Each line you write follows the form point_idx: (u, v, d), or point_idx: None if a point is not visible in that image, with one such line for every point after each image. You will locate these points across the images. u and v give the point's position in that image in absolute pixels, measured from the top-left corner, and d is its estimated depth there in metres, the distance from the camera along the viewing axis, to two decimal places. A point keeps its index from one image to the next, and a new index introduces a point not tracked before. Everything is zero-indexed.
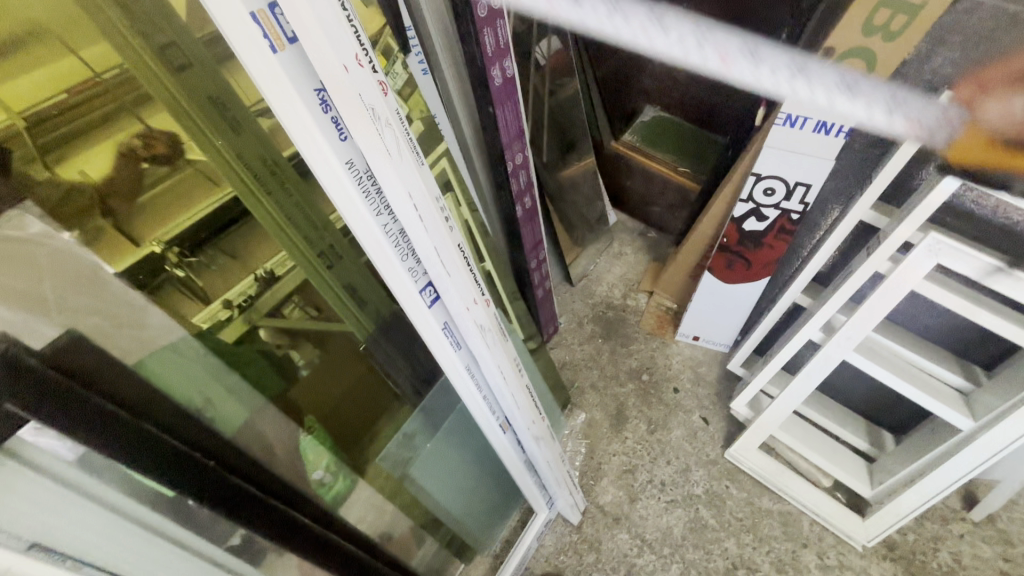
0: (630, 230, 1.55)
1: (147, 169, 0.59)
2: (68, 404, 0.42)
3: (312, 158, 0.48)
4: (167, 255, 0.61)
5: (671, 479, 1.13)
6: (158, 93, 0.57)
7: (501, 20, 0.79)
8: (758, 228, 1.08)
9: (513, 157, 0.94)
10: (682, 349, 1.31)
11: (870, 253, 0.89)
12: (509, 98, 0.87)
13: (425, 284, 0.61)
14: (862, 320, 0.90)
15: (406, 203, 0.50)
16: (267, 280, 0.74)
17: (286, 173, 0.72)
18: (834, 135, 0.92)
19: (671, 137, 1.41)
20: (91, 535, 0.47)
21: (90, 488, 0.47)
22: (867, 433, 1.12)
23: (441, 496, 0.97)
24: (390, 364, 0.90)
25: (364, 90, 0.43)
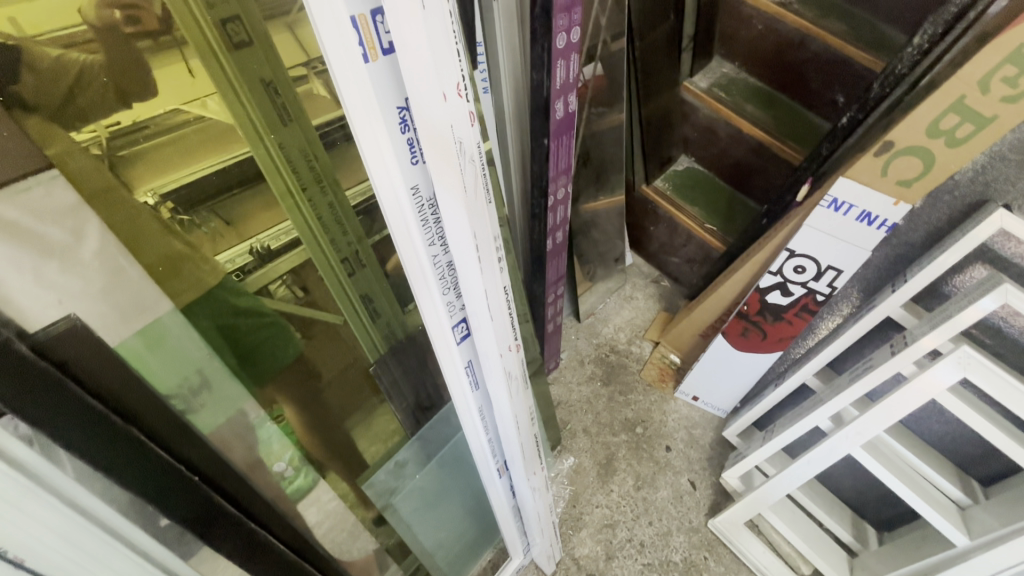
0: (646, 274, 1.65)
1: (157, 116, 0.51)
2: (49, 396, 0.40)
3: (378, 177, 0.46)
4: (157, 210, 0.53)
5: (650, 540, 1.18)
6: (194, 43, 0.52)
7: (575, 56, 0.83)
8: (781, 302, 1.08)
9: (556, 192, 1.00)
10: (680, 408, 1.38)
11: (895, 353, 0.87)
12: (566, 131, 0.93)
13: (459, 321, 0.59)
14: (875, 418, 0.89)
15: (466, 241, 0.47)
16: (264, 257, 0.64)
17: (327, 173, 0.68)
18: (875, 227, 0.89)
19: (698, 193, 1.51)
20: (61, 547, 0.41)
21: (64, 490, 0.41)
22: (852, 524, 1.13)
23: (422, 530, 0.97)
24: (395, 391, 0.85)
25: (456, 121, 0.40)
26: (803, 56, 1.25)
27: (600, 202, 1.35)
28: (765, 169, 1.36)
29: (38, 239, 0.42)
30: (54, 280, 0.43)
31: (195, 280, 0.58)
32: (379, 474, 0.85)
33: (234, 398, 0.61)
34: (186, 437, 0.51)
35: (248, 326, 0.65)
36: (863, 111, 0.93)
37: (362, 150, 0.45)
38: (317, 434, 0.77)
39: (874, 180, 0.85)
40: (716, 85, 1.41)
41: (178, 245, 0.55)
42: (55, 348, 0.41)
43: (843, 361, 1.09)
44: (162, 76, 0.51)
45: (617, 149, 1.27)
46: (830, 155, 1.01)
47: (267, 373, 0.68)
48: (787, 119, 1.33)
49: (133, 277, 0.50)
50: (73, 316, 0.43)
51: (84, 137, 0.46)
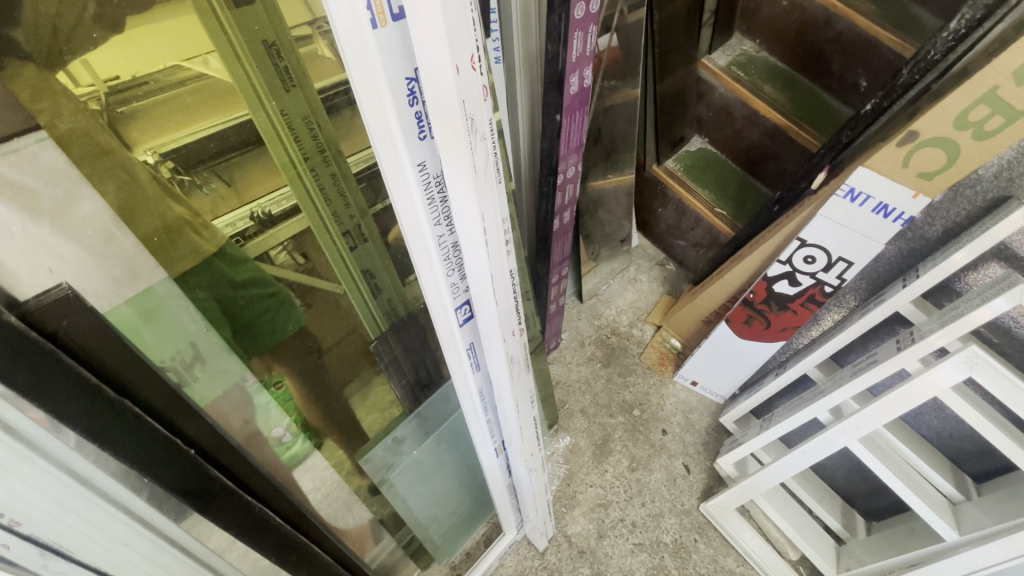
0: (651, 256, 1.64)
1: (156, 73, 0.50)
2: (46, 368, 0.39)
3: (384, 155, 0.44)
4: (156, 168, 0.52)
5: (642, 521, 1.20)
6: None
7: (593, 28, 0.79)
8: (788, 291, 1.06)
9: (566, 170, 0.97)
10: (678, 392, 1.39)
11: (901, 350, 0.86)
12: (579, 106, 0.90)
13: (463, 302, 0.58)
14: (873, 415, 0.89)
15: (475, 223, 0.45)
16: (264, 222, 0.62)
17: (329, 142, 0.65)
18: (891, 220, 0.87)
19: (709, 175, 1.47)
20: (37, 498, 0.42)
21: (39, 442, 0.41)
22: (842, 513, 1.14)
23: (417, 503, 0.98)
24: (395, 369, 0.84)
25: (467, 96, 0.38)
26: (827, 36, 1.20)
27: (608, 180, 1.31)
28: (778, 153, 1.34)
29: (31, 195, 0.41)
30: (45, 240, 0.42)
31: (191, 250, 0.56)
32: (377, 449, 0.86)
33: (234, 370, 0.61)
34: (184, 412, 0.50)
35: (248, 298, 0.62)
36: (888, 98, 0.90)
37: (368, 121, 0.43)
38: (316, 408, 0.77)
39: (894, 171, 0.82)
40: (734, 64, 1.37)
41: (179, 211, 0.54)
42: (45, 318, 0.38)
43: (846, 354, 1.09)
44: (157, 30, 0.48)
45: (629, 126, 1.23)
46: (849, 143, 0.98)
47: (263, 346, 0.66)
48: (806, 101, 1.29)
49: (128, 247, 0.49)
50: (68, 286, 0.39)
51: (82, 91, 0.45)
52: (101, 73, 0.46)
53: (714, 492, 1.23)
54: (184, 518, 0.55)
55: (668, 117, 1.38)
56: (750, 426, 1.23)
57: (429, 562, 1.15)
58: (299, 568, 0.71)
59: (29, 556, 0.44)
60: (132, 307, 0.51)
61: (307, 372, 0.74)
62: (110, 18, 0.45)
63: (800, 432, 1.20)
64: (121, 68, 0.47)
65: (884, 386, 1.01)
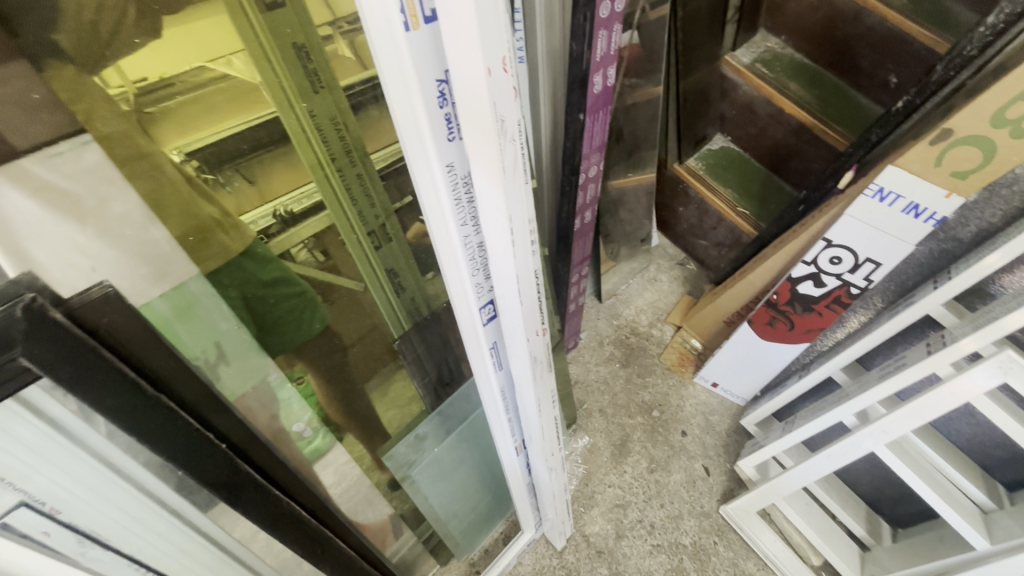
0: (671, 255, 1.62)
1: (182, 74, 0.50)
2: (82, 361, 0.40)
3: (414, 156, 0.45)
4: (184, 167, 0.53)
5: (661, 522, 1.20)
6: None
7: (618, 26, 0.78)
8: (813, 293, 1.04)
9: (587, 169, 0.97)
10: (698, 393, 1.38)
11: (932, 353, 0.84)
12: (602, 106, 0.89)
13: (487, 302, 0.58)
14: (901, 419, 0.87)
15: (501, 223, 0.46)
16: (287, 220, 0.64)
17: (357, 143, 0.66)
18: (922, 220, 0.85)
19: (732, 174, 1.45)
20: (73, 485, 0.46)
21: (81, 436, 0.44)
22: (866, 519, 1.12)
23: (437, 500, 0.99)
24: (417, 367, 0.84)
25: (498, 98, 0.38)
26: (856, 32, 1.17)
27: (629, 179, 1.31)
28: (803, 152, 1.31)
29: (69, 197, 0.44)
30: (74, 238, 0.45)
31: (220, 250, 0.58)
32: (399, 446, 0.86)
33: (259, 367, 0.63)
34: (218, 408, 0.50)
35: (277, 297, 0.64)
36: (921, 96, 0.87)
37: (398, 123, 0.43)
38: (339, 403, 0.78)
39: (927, 170, 0.80)
40: (759, 61, 1.35)
41: (209, 210, 0.56)
42: (86, 314, 0.39)
43: (873, 358, 1.07)
44: (187, 30, 0.49)
45: (650, 124, 1.22)
46: (880, 142, 0.95)
47: (289, 345, 0.69)
48: (833, 98, 1.27)
49: (162, 245, 0.52)
50: (108, 284, 0.40)
51: (113, 91, 0.46)
52: (130, 73, 0.47)
53: (735, 495, 1.22)
54: (212, 508, 0.56)
55: (691, 115, 1.36)
56: (772, 428, 1.21)
57: (448, 558, 1.16)
58: (322, 561, 0.72)
59: (68, 542, 0.48)
60: (166, 304, 0.53)
61: (331, 369, 0.75)
62: (148, 21, 0.46)
63: (824, 436, 1.18)
64: (150, 69, 0.48)
65: (913, 391, 0.99)
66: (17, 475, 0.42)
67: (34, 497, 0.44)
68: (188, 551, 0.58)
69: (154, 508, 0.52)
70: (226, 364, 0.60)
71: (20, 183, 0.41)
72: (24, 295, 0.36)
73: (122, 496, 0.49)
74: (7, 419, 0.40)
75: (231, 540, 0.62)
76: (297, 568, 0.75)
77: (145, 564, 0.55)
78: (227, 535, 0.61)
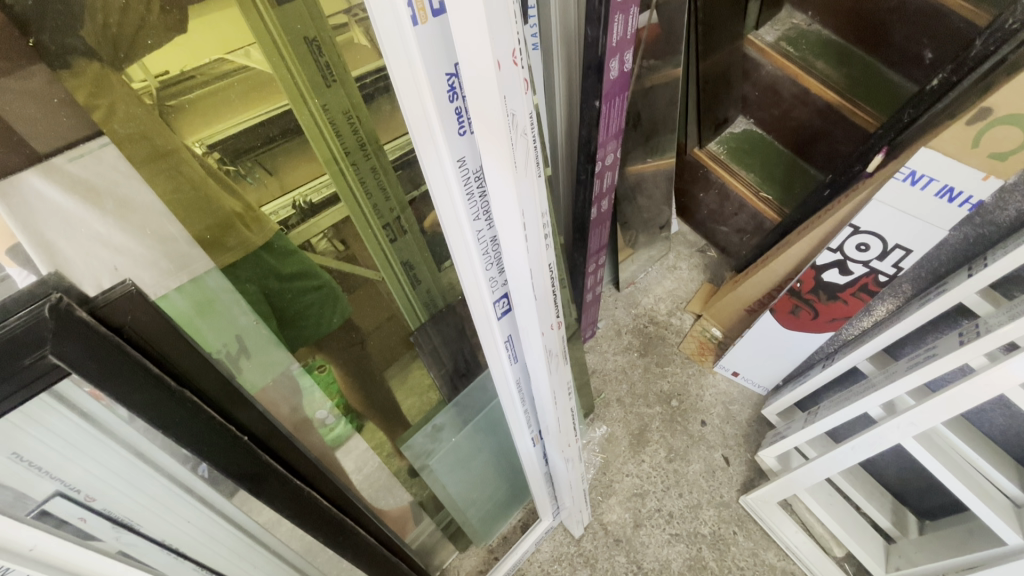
0: (691, 242, 1.59)
1: (201, 67, 0.51)
2: (109, 358, 0.40)
3: (425, 154, 0.45)
4: (205, 160, 0.54)
5: (680, 511, 1.19)
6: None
7: (635, 10, 0.76)
8: (838, 280, 1.01)
9: (604, 157, 0.96)
10: (718, 382, 1.36)
11: (964, 343, 0.80)
12: (619, 91, 0.87)
13: (501, 295, 0.59)
14: (929, 411, 0.84)
15: (514, 219, 0.45)
16: (307, 212, 0.64)
17: (369, 136, 0.66)
18: (957, 204, 0.81)
19: (755, 158, 1.41)
20: (104, 474, 0.47)
21: (111, 426, 0.46)
22: (891, 511, 1.10)
23: (456, 489, 1.00)
24: (434, 359, 0.84)
25: (508, 92, 0.38)
26: (888, 6, 1.12)
27: (648, 165, 1.28)
28: (830, 134, 1.27)
29: (100, 193, 0.47)
30: (99, 231, 0.47)
31: (240, 243, 0.58)
32: (417, 437, 0.87)
33: (279, 360, 0.64)
34: (239, 401, 0.51)
35: (294, 292, 0.65)
36: (958, 73, 0.82)
37: (409, 119, 0.43)
38: (359, 395, 0.79)
39: (962, 151, 0.76)
40: (783, 39, 1.30)
41: (231, 205, 0.57)
42: (111, 313, 0.40)
43: (901, 347, 1.03)
44: (203, 23, 0.49)
45: (670, 108, 1.19)
46: (911, 123, 0.91)
47: (310, 339, 0.69)
48: (863, 77, 1.21)
49: (181, 241, 0.54)
50: (130, 282, 0.41)
51: (137, 86, 0.47)
52: (152, 68, 0.47)
53: (755, 485, 1.21)
54: (236, 497, 0.58)
55: (712, 97, 1.32)
56: (794, 419, 1.19)
57: (467, 545, 1.18)
58: (345, 549, 0.73)
59: (103, 528, 0.50)
60: (185, 299, 0.55)
61: (350, 361, 0.76)
62: (169, 21, 0.47)
63: (848, 427, 1.16)
64: (170, 62, 0.48)
65: (944, 381, 0.96)
66: (52, 463, 0.44)
67: (69, 485, 0.46)
68: (215, 537, 0.60)
69: (183, 496, 0.54)
70: (248, 357, 0.61)
71: (53, 177, 0.43)
72: (50, 296, 0.37)
73: (152, 482, 0.51)
74: (40, 410, 0.41)
75: (255, 527, 0.64)
76: (320, 554, 0.77)
77: (174, 549, 0.57)
78: (252, 522, 0.63)
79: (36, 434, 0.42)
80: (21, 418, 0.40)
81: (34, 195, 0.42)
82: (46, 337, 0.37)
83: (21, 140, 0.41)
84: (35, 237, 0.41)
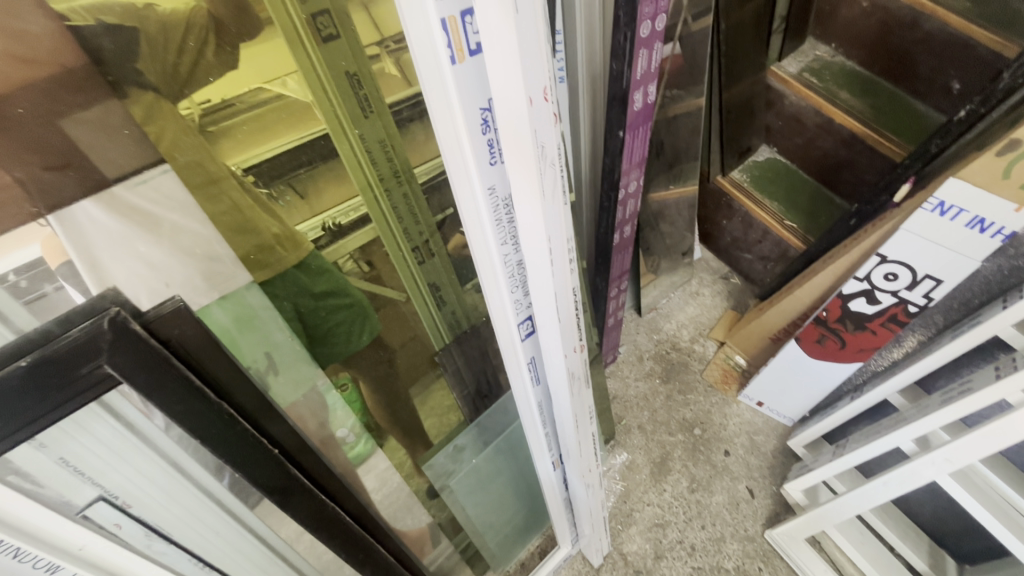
0: (713, 269, 1.59)
1: (240, 95, 0.53)
2: (155, 369, 0.43)
3: (458, 183, 0.47)
4: (242, 182, 0.56)
5: (702, 544, 1.16)
6: (279, 22, 0.53)
7: (658, 44, 0.79)
8: (866, 310, 0.99)
9: (627, 185, 0.97)
10: (742, 412, 1.33)
11: (1000, 378, 0.78)
12: (643, 122, 0.89)
13: (525, 318, 0.60)
14: (965, 448, 0.81)
15: (541, 244, 0.47)
16: (335, 234, 0.66)
17: (403, 165, 0.69)
18: (989, 235, 0.80)
19: (779, 186, 1.42)
20: (141, 484, 0.50)
21: (151, 438, 0.48)
22: (929, 554, 1.05)
23: (475, 511, 1.00)
24: (457, 380, 0.87)
25: (538, 125, 0.40)
26: (913, 37, 1.12)
27: (670, 192, 1.29)
28: (855, 163, 1.27)
29: (149, 216, 0.49)
30: (142, 251, 0.50)
31: (280, 262, 0.62)
32: (439, 457, 0.89)
33: (309, 376, 0.66)
34: (271, 415, 0.53)
35: (327, 309, 0.68)
36: (986, 105, 0.81)
37: (445, 150, 0.46)
38: (384, 414, 0.81)
39: (992, 183, 0.76)
40: (806, 70, 1.32)
41: (271, 226, 0.59)
42: (161, 327, 0.42)
43: (934, 380, 1.01)
44: (246, 56, 0.52)
45: (693, 137, 1.21)
46: (939, 153, 0.90)
47: (340, 354, 0.72)
48: (889, 108, 1.22)
49: (226, 261, 0.56)
50: (180, 298, 0.43)
51: (184, 114, 0.50)
52: (198, 98, 0.50)
53: (781, 519, 1.17)
54: (263, 510, 0.59)
55: (735, 126, 1.33)
56: (822, 451, 1.16)
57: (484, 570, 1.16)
58: (365, 567, 0.74)
59: (137, 534, 0.52)
60: (227, 316, 0.58)
61: (377, 379, 0.78)
62: (220, 56, 0.50)
63: (879, 462, 1.12)
64: (214, 90, 0.51)
65: (979, 417, 0.92)
66: (94, 469, 0.46)
67: (110, 491, 0.48)
68: (241, 549, 0.62)
69: (213, 507, 0.56)
70: (278, 372, 0.64)
71: (109, 203, 0.47)
72: (109, 309, 0.39)
73: (185, 493, 0.53)
74: (88, 418, 0.43)
75: (277, 540, 0.65)
76: (339, 570, 0.78)
77: (202, 560, 0.58)
78: (274, 535, 0.64)
79: (81, 441, 0.44)
80: (72, 426, 0.43)
81: (89, 219, 0.47)
82: (100, 347, 0.39)
83: (93, 168, 0.46)
84: (84, 257, 0.47)
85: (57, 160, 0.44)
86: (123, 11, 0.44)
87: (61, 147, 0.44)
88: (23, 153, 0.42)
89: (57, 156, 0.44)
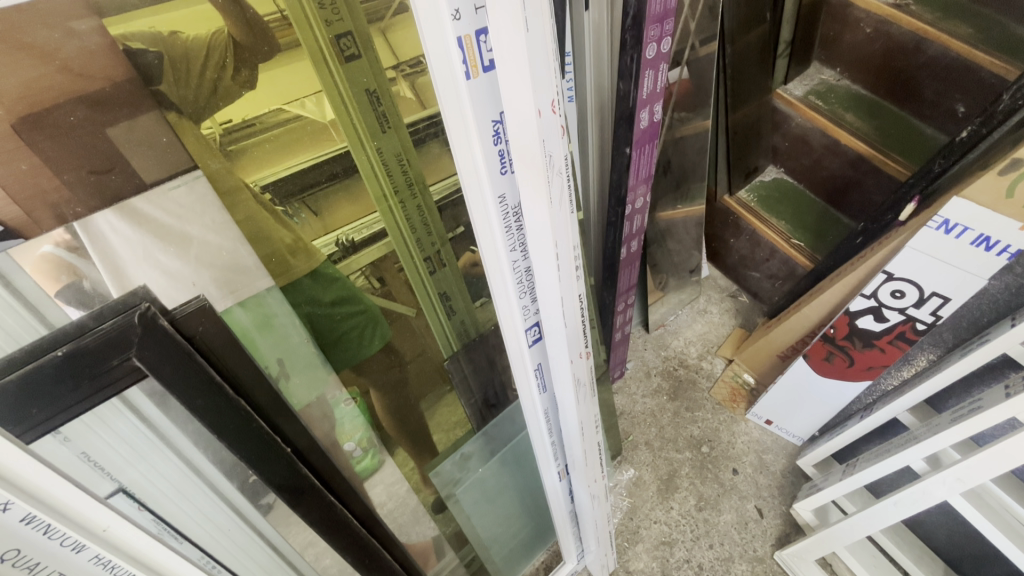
0: (722, 288, 1.60)
1: (260, 116, 0.56)
2: (179, 364, 0.45)
3: (470, 191, 0.50)
4: (259, 198, 0.59)
5: (710, 563, 1.14)
6: (305, 44, 0.56)
7: (664, 66, 0.83)
8: (874, 327, 1.00)
9: (634, 201, 1.01)
10: (751, 430, 1.32)
11: (1009, 396, 0.77)
12: (649, 139, 0.93)
13: (533, 324, 0.62)
14: (977, 467, 0.80)
15: (547, 249, 0.49)
16: (348, 249, 0.68)
17: (418, 177, 0.72)
18: (994, 252, 0.80)
19: (787, 206, 1.43)
20: (157, 480, 0.51)
21: (167, 434, 0.50)
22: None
23: (480, 522, 1.00)
24: (464, 386, 0.89)
25: (547, 136, 0.42)
26: (917, 62, 1.15)
27: (677, 211, 1.32)
28: (863, 183, 1.28)
29: (167, 228, 0.52)
30: (161, 259, 0.53)
31: (296, 270, 0.64)
32: (446, 463, 0.89)
33: (323, 379, 0.69)
34: (283, 413, 0.55)
35: (343, 314, 0.71)
36: (986, 125, 0.83)
37: (458, 160, 0.48)
38: (392, 421, 0.82)
39: (995, 202, 0.76)
40: (811, 94, 1.35)
41: (285, 238, 0.62)
42: (186, 323, 0.45)
43: (944, 399, 1.00)
44: (267, 79, 0.55)
45: (700, 157, 1.23)
46: (943, 172, 0.92)
47: (352, 358, 0.75)
48: (894, 129, 1.23)
49: (248, 266, 0.59)
50: (204, 297, 0.46)
51: (205, 132, 0.53)
52: (219, 118, 0.53)
53: (791, 540, 1.15)
54: (272, 512, 0.60)
55: (742, 147, 1.36)
56: (832, 471, 1.14)
57: None
58: None
59: None
60: (248, 316, 0.61)
61: (387, 385, 0.80)
62: (239, 79, 0.53)
63: (891, 483, 1.10)
64: (234, 111, 0.54)
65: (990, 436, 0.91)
66: (115, 466, 0.48)
67: (129, 486, 0.50)
68: (249, 550, 0.63)
69: (223, 506, 0.57)
70: (294, 374, 0.67)
71: (134, 210, 0.50)
72: (141, 305, 0.41)
73: (199, 491, 0.54)
74: (108, 412, 0.45)
75: (285, 544, 0.66)
76: None
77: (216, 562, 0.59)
78: (281, 539, 0.65)
79: (100, 436, 0.46)
80: (93, 420, 0.45)
81: (113, 227, 0.49)
82: (131, 340, 0.41)
83: (133, 171, 0.49)
84: (107, 264, 0.49)
85: (101, 164, 0.48)
86: (153, 37, 0.47)
87: (108, 152, 0.48)
88: (70, 158, 0.46)
89: (101, 160, 0.47)
